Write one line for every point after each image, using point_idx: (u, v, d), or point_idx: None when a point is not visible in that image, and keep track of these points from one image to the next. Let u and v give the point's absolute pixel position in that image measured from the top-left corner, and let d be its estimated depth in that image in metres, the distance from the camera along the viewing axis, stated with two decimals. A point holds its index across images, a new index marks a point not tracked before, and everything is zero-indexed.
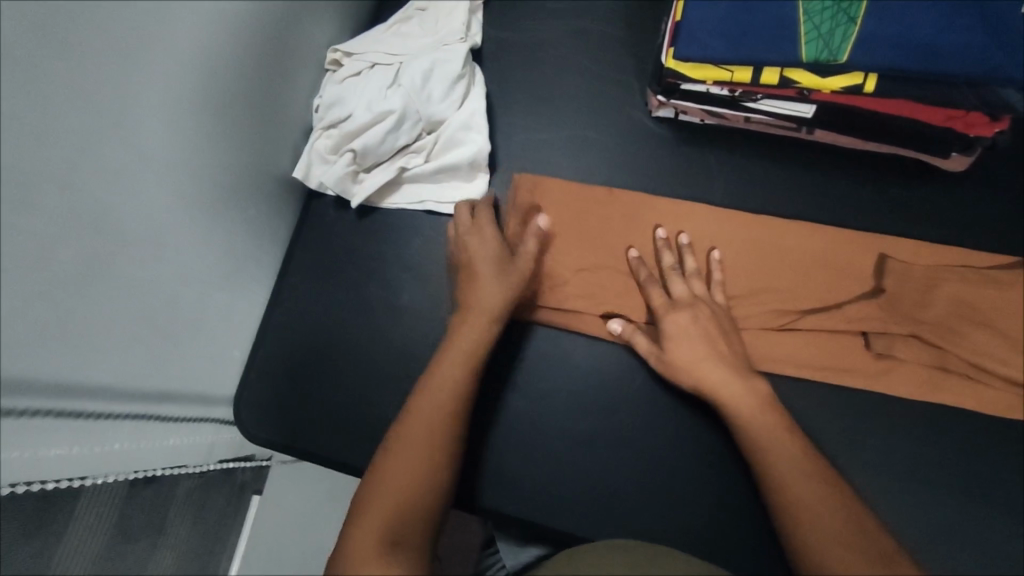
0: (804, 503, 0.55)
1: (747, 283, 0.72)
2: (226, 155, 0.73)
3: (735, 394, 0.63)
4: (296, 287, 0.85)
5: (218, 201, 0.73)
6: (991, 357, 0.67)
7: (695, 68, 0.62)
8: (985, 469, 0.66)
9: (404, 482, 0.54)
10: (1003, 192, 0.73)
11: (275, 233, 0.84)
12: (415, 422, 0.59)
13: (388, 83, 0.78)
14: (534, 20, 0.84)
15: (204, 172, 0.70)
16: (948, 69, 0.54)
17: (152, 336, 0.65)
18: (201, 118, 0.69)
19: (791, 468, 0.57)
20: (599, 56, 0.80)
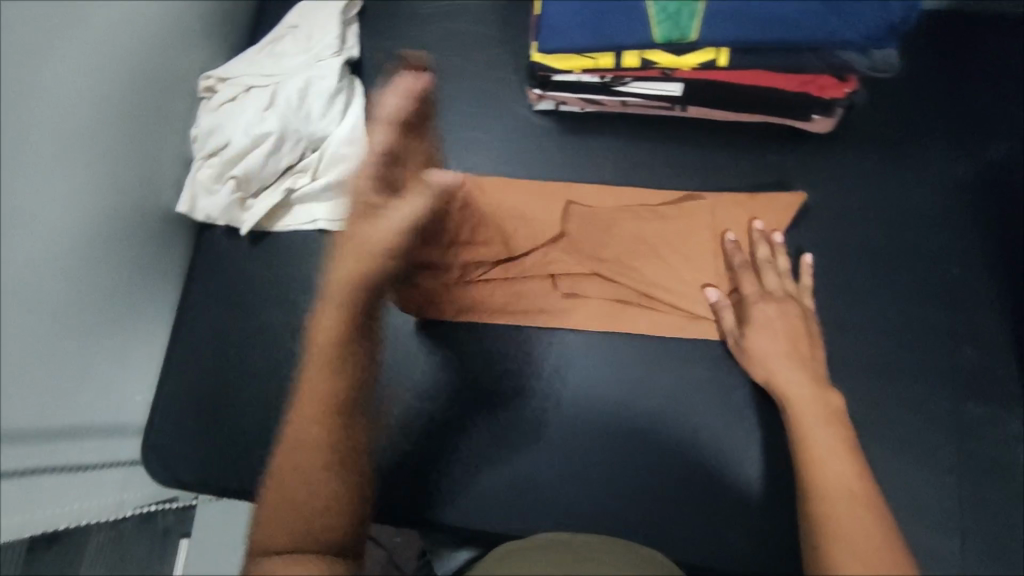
0: (850, 505, 0.56)
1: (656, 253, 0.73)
2: (99, 194, 0.68)
3: (805, 392, 0.64)
4: (194, 323, 0.80)
5: (95, 241, 0.68)
6: (893, 299, 0.69)
7: (561, 60, 0.65)
8: (919, 412, 0.66)
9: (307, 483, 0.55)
10: (897, 130, 0.73)
11: (165, 269, 0.79)
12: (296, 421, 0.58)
13: (265, 105, 0.77)
14: (411, 27, 0.85)
15: (80, 214, 0.66)
16: (790, 36, 0.58)
17: (36, 394, 0.61)
18: (70, 161, 0.64)
19: (846, 479, 0.57)
20: (479, 56, 0.83)
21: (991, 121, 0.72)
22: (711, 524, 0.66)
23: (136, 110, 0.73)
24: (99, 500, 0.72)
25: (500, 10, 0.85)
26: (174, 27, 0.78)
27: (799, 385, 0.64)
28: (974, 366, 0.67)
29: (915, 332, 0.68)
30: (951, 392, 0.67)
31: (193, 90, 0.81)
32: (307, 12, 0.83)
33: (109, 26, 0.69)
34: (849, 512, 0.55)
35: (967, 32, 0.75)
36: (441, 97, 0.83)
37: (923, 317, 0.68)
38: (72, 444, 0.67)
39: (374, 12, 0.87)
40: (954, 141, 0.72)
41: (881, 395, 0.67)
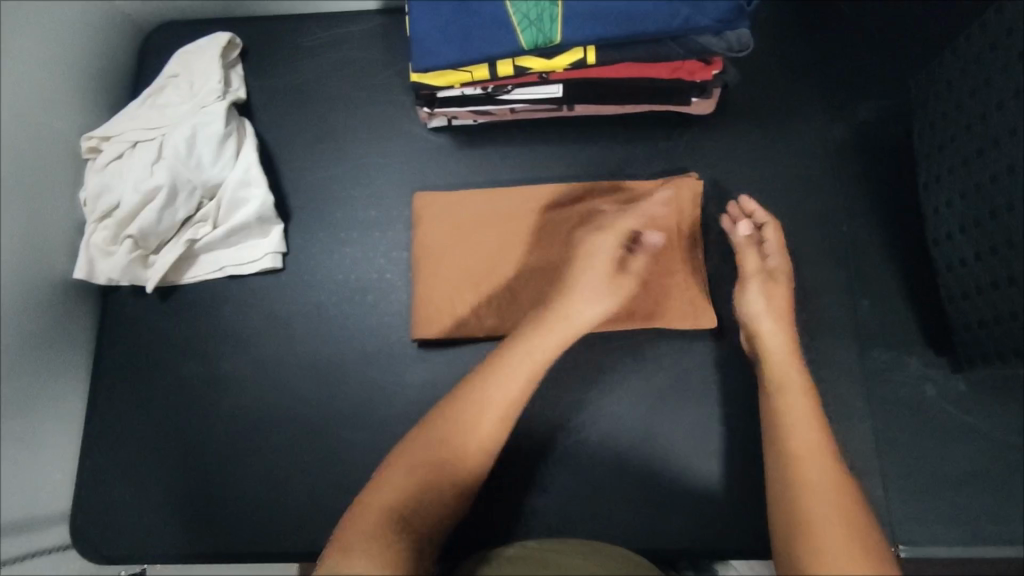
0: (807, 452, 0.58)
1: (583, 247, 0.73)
2: None
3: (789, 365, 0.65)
4: (111, 391, 0.78)
5: None
6: (794, 264, 0.72)
7: (438, 76, 0.67)
8: (834, 367, 0.69)
9: (433, 464, 0.58)
10: (774, 103, 0.76)
11: (71, 340, 0.77)
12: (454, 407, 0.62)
13: (154, 159, 0.75)
14: (295, 62, 0.85)
15: None
16: (648, 29, 0.60)
17: None
18: None
19: (808, 429, 0.60)
20: (367, 82, 0.84)
21: (855, 83, 0.77)
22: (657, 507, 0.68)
23: (15, 183, 0.71)
24: None
25: (381, 34, 0.85)
26: (44, 92, 0.75)
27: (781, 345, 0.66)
28: (873, 314, 0.70)
29: (817, 291, 0.71)
30: (859, 343, 0.69)
31: (75, 153, 0.79)
32: (185, 59, 0.82)
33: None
34: (814, 460, 0.57)
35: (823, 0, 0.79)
36: (335, 127, 0.83)
37: (822, 277, 0.71)
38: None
39: (255, 51, 0.86)
40: (826, 105, 0.76)
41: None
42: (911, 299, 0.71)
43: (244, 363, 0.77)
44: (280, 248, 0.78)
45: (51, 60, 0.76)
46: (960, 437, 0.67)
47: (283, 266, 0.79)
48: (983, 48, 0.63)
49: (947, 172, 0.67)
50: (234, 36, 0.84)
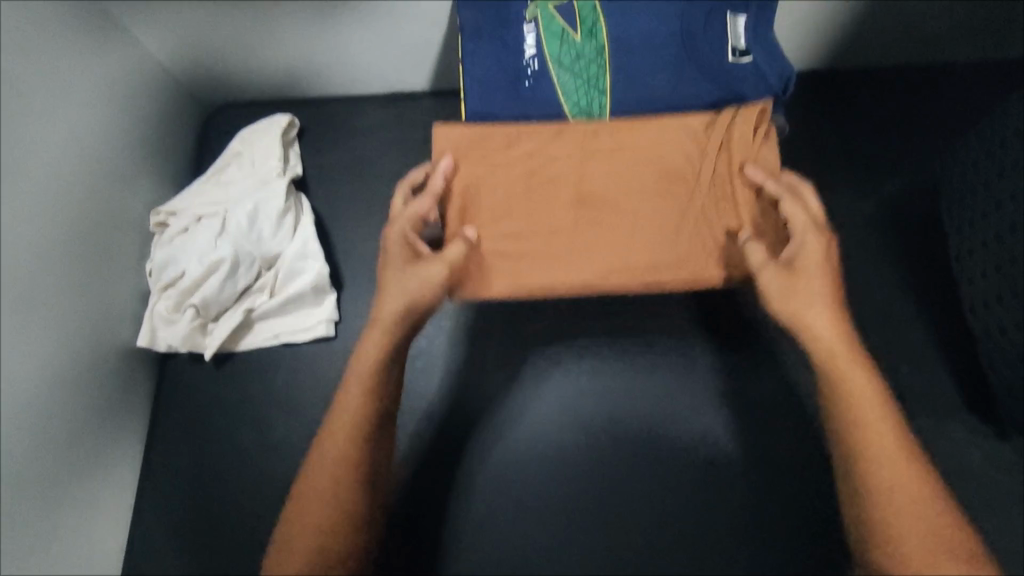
0: (876, 433, 0.55)
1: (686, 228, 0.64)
2: (60, 346, 0.69)
3: (843, 370, 0.57)
4: (165, 457, 0.80)
5: (57, 394, 0.68)
6: None
7: None
8: None
9: (319, 518, 0.56)
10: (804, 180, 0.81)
11: (130, 406, 0.80)
12: (336, 438, 0.58)
13: (217, 232, 0.79)
14: (349, 141, 0.91)
15: (43, 373, 0.67)
16: (691, 119, 0.65)
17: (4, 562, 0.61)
18: (32, 324, 0.66)
19: (873, 413, 0.55)
20: (416, 161, 0.90)
21: (878, 160, 0.81)
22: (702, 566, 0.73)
23: (89, 259, 0.74)
24: None
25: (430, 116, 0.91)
26: (120, 172, 0.81)
27: (827, 322, 0.58)
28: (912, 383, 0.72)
29: None
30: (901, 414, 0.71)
31: (143, 226, 0.83)
32: (246, 139, 0.87)
33: (59, 181, 0.70)
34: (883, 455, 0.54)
35: (845, 83, 0.84)
36: (386, 202, 0.88)
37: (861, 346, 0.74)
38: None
39: (313, 131, 0.92)
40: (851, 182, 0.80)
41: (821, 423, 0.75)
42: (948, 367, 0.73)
43: (296, 430, 0.80)
44: (332, 317, 0.82)
45: (130, 142, 0.82)
46: (1009, 506, 0.68)
47: (335, 334, 0.82)
48: (1011, 134, 0.68)
49: (981, 248, 0.69)
50: (294, 118, 0.90)
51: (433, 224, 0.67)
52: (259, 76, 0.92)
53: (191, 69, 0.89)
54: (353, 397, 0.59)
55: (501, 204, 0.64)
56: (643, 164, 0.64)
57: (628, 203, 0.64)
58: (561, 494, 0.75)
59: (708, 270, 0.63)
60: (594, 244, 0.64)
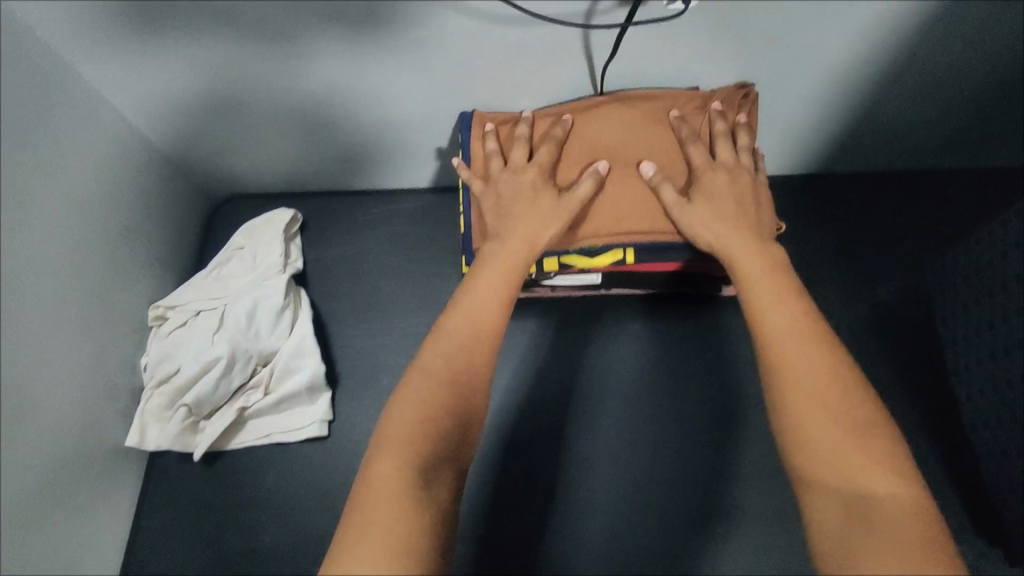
0: (794, 347, 0.49)
1: (644, 202, 0.66)
2: (48, 455, 0.68)
3: (746, 255, 0.56)
4: (150, 557, 0.78)
5: (41, 504, 0.67)
6: None
7: None
8: None
9: (431, 384, 0.49)
10: None
11: (117, 505, 0.78)
12: (463, 312, 0.53)
13: (215, 329, 0.80)
14: (349, 234, 0.93)
15: (28, 484, 0.65)
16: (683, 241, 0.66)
17: None
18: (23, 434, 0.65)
19: (798, 336, 0.49)
20: (415, 255, 0.91)
21: (859, 272, 0.86)
22: None
23: (86, 364, 0.74)
24: None
25: (429, 210, 0.93)
26: (123, 270, 0.82)
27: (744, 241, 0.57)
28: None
29: None
30: None
31: (141, 321, 0.84)
32: (250, 234, 0.89)
33: (60, 293, 0.70)
34: (805, 358, 0.48)
35: (830, 201, 0.89)
36: (383, 297, 0.89)
37: None
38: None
39: (315, 224, 0.94)
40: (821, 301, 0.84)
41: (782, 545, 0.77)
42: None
43: (285, 531, 0.78)
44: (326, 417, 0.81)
45: (134, 238, 0.83)
46: None
47: (329, 433, 0.81)
48: (986, 261, 0.69)
49: (975, 364, 0.71)
50: (297, 213, 0.91)
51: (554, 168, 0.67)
52: (265, 169, 0.94)
53: (198, 162, 0.91)
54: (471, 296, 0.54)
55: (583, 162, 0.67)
56: (647, 150, 0.66)
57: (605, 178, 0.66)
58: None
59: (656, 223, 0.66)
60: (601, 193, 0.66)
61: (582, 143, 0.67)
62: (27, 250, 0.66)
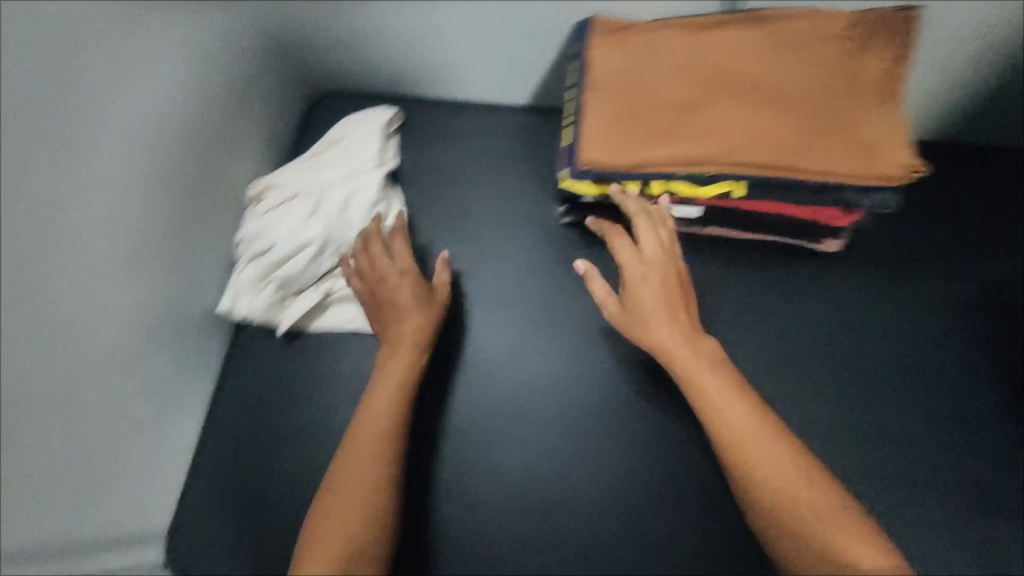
0: (743, 434, 0.59)
1: (759, 130, 0.63)
2: (143, 296, 0.71)
3: (674, 340, 0.64)
4: (224, 421, 0.82)
5: (132, 340, 0.70)
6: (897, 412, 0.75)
7: (588, 185, 0.69)
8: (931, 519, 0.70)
9: (356, 478, 0.64)
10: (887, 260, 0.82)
11: (199, 366, 0.82)
12: (369, 420, 0.68)
13: (311, 213, 0.82)
14: (444, 143, 0.93)
15: (122, 317, 0.68)
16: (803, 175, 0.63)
17: (63, 490, 0.62)
18: (123, 270, 0.68)
19: (744, 431, 0.59)
20: (507, 172, 0.91)
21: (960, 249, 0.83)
22: None
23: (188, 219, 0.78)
24: None
25: (526, 130, 0.93)
26: (228, 141, 0.84)
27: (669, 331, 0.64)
28: (935, 476, 0.72)
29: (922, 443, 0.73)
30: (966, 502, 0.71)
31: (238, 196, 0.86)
32: (346, 124, 0.90)
33: (179, 137, 0.74)
34: (758, 448, 0.58)
35: (946, 173, 0.87)
36: (473, 206, 0.89)
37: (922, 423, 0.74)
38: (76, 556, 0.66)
39: (412, 130, 0.94)
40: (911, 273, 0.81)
41: (867, 510, 0.70)
42: (976, 475, 0.72)
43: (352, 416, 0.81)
44: None
45: (242, 115, 0.86)
46: None
47: None
48: None
49: None
50: (399, 111, 0.92)
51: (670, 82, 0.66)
52: (370, 70, 0.95)
53: (308, 53, 0.92)
54: (381, 395, 0.70)
55: (703, 82, 0.66)
56: (777, 77, 0.65)
57: (722, 102, 0.65)
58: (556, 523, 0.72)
59: (766, 152, 0.63)
60: (711, 117, 0.64)
61: (709, 63, 0.66)
62: (156, 87, 0.69)
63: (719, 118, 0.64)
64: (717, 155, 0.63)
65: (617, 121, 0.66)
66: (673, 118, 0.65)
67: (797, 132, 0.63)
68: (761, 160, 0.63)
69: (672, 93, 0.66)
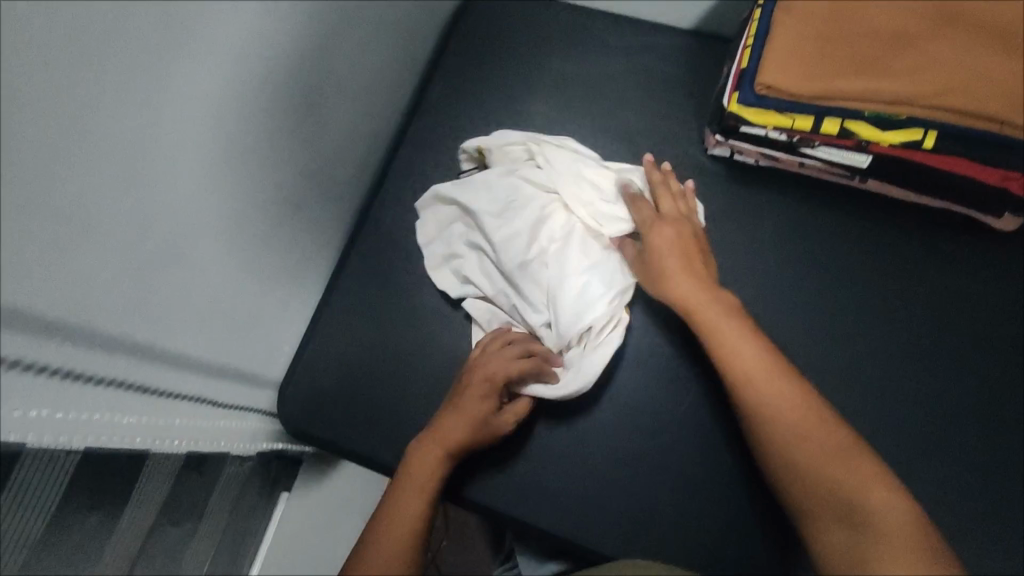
0: (766, 384, 0.60)
1: (958, 72, 0.59)
2: (314, 147, 0.71)
3: (700, 299, 0.66)
4: (346, 289, 0.83)
5: (296, 188, 0.71)
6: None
7: (757, 114, 0.66)
8: None
9: (404, 543, 0.60)
10: None
11: (333, 231, 0.84)
12: (402, 504, 0.63)
13: (529, 239, 0.76)
14: (598, 54, 0.91)
15: (293, 163, 0.68)
16: (1015, 136, 0.59)
17: (219, 315, 0.63)
18: (308, 116, 0.68)
19: (764, 383, 0.60)
20: (659, 93, 0.88)
21: None
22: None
23: (358, 82, 0.77)
24: (243, 434, 0.73)
25: (685, 55, 0.90)
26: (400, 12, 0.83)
27: (695, 289, 0.67)
28: None
29: None
30: None
31: (395, 72, 0.86)
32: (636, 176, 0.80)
33: None
34: (778, 395, 0.59)
35: None
36: (621, 126, 0.87)
37: None
38: (226, 381, 0.68)
39: (568, 35, 0.92)
40: None
41: (965, 497, 0.70)
42: None
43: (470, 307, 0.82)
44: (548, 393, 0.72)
45: None
46: None
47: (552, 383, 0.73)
48: None
49: None
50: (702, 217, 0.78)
51: (867, 9, 0.62)
52: None
53: None
54: (419, 478, 0.65)
55: (905, 12, 0.61)
56: (992, 17, 0.60)
57: (920, 37, 0.60)
58: (659, 444, 0.74)
59: (965, 97, 0.58)
60: (905, 50, 0.60)
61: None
62: None
63: (915, 53, 0.60)
64: (916, 96, 0.59)
65: (803, 45, 0.62)
66: (862, 46, 0.61)
67: (1004, 80, 0.58)
68: (963, 107, 0.58)
69: (866, 20, 0.62)
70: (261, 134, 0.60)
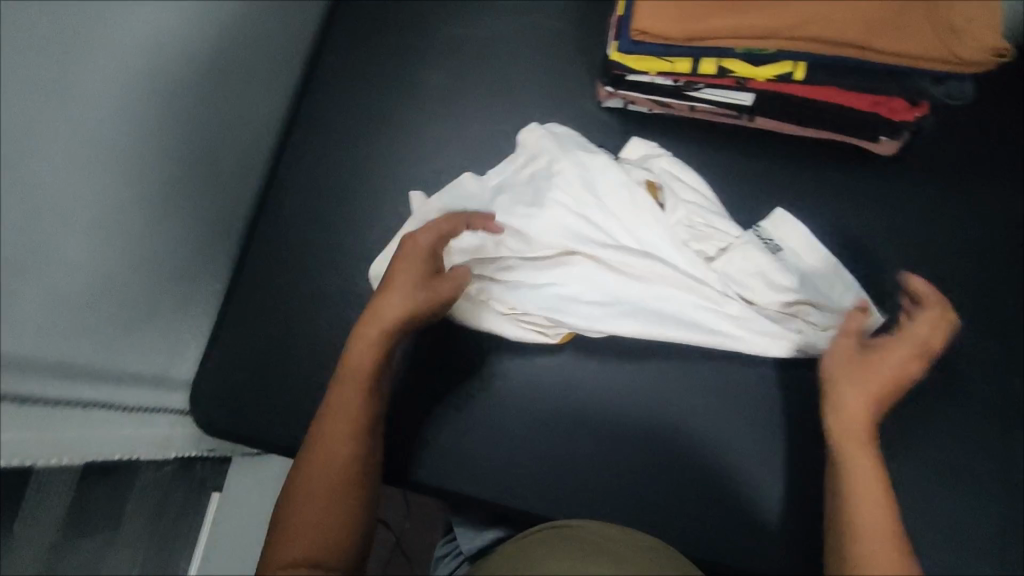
0: (863, 470, 0.57)
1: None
2: (192, 134, 0.68)
3: (852, 365, 0.61)
4: (252, 279, 0.81)
5: (180, 179, 0.68)
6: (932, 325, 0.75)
7: (638, 61, 0.67)
8: (950, 421, 0.71)
9: (340, 478, 0.59)
10: (941, 168, 0.79)
11: (230, 221, 0.81)
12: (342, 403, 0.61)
13: (581, 233, 0.74)
14: (488, 15, 0.89)
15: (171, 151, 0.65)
16: (875, 61, 0.61)
17: (108, 315, 0.60)
18: (176, 99, 0.64)
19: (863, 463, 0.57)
20: (553, 50, 0.87)
21: (1012, 164, 0.80)
22: (753, 528, 0.70)
23: (234, 63, 0.74)
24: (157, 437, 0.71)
25: (575, 8, 0.89)
26: None
27: (853, 357, 0.61)
28: (959, 389, 0.72)
29: (956, 356, 0.73)
30: (983, 416, 0.72)
31: (278, 51, 0.83)
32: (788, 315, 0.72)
33: None
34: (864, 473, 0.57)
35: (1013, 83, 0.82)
36: (518, 85, 0.86)
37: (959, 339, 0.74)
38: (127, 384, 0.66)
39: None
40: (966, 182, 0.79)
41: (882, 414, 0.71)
42: (1003, 389, 0.72)
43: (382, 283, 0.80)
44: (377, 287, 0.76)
45: None
46: None
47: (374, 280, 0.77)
48: None
49: None
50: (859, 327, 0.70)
51: None
52: None
53: None
54: (360, 360, 0.63)
55: None
56: None
57: None
58: (581, 398, 0.74)
59: (827, 24, 0.59)
60: None
61: None
62: None
63: None
64: (779, 26, 0.59)
65: None
66: None
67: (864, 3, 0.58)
68: (824, 34, 0.59)
69: None
70: (115, 123, 0.57)
